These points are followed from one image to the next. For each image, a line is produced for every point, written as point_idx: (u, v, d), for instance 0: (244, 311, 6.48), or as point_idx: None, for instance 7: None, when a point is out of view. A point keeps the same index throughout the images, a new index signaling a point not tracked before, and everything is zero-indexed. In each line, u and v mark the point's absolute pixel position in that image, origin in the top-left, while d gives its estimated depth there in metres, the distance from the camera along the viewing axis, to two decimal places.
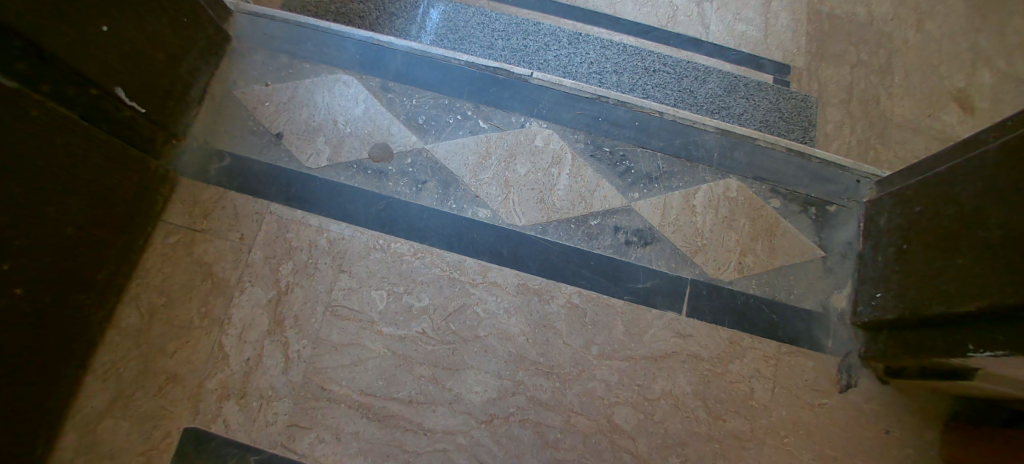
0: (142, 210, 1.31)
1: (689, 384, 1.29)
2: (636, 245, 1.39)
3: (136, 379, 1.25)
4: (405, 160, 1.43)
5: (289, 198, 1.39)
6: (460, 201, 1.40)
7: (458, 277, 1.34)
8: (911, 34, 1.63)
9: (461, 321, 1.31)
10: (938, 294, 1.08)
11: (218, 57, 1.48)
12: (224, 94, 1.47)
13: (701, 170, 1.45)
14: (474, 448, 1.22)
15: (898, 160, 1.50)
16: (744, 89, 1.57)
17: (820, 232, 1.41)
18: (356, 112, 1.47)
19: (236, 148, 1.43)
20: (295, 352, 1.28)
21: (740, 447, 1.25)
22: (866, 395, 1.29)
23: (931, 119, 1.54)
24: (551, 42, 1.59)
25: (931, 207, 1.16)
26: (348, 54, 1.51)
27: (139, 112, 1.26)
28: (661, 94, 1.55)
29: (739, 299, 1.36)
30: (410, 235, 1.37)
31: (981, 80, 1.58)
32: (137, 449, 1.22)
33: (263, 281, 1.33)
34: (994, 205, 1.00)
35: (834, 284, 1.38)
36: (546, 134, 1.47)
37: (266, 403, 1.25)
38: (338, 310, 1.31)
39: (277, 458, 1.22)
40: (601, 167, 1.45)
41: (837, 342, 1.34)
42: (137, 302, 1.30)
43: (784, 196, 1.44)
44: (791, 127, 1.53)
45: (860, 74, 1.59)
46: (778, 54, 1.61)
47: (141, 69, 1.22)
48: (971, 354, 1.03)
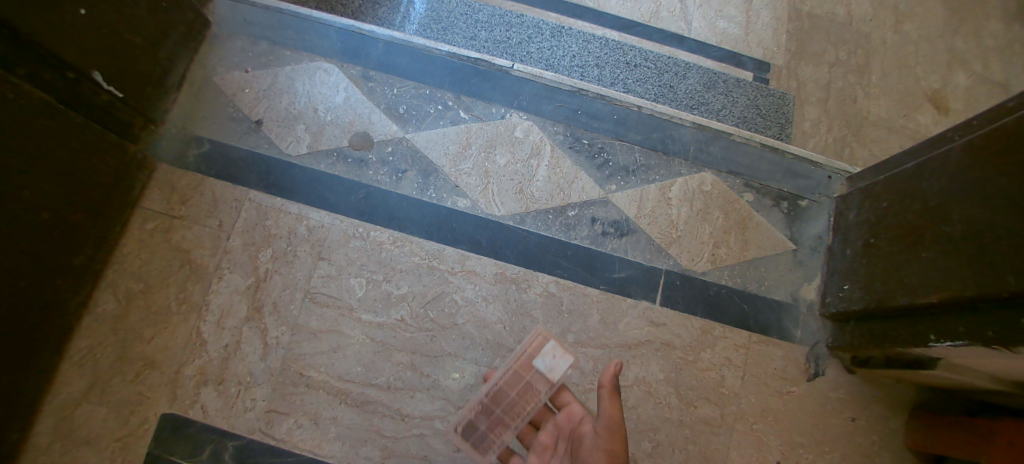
0: (119, 196, 1.30)
1: (661, 372, 1.32)
2: (612, 236, 1.41)
3: (113, 365, 1.25)
4: (386, 149, 1.44)
5: (268, 185, 1.39)
6: (440, 190, 1.41)
7: (437, 266, 1.35)
8: (889, 35, 1.67)
9: (439, 308, 1.33)
10: (901, 287, 1.13)
11: (197, 43, 1.46)
12: (204, 79, 1.46)
13: (677, 164, 1.49)
14: (452, 433, 1.24)
15: (871, 158, 1.55)
16: (723, 86, 1.60)
17: (791, 226, 1.46)
18: (337, 100, 1.47)
19: (214, 134, 1.42)
20: (273, 338, 1.29)
21: (710, 433, 1.29)
22: (833, 384, 1.34)
23: (906, 118, 1.59)
24: (533, 35, 1.60)
25: (897, 203, 1.20)
26: (330, 42, 1.51)
27: (116, 97, 1.24)
28: (641, 88, 1.58)
29: (712, 290, 1.40)
30: (389, 223, 1.38)
31: (954, 82, 1.63)
32: (113, 435, 1.22)
33: (242, 268, 1.33)
34: (955, 201, 1.04)
35: (804, 276, 1.42)
36: (525, 125, 1.48)
37: (244, 389, 1.26)
38: (317, 297, 1.32)
39: (255, 444, 1.23)
40: (579, 159, 1.47)
41: (806, 332, 1.38)
42: (114, 287, 1.30)
43: (756, 190, 1.48)
44: (768, 124, 1.56)
45: (837, 73, 1.63)
46: (758, 52, 1.65)
47: (118, 53, 1.21)
48: (932, 344, 1.07)
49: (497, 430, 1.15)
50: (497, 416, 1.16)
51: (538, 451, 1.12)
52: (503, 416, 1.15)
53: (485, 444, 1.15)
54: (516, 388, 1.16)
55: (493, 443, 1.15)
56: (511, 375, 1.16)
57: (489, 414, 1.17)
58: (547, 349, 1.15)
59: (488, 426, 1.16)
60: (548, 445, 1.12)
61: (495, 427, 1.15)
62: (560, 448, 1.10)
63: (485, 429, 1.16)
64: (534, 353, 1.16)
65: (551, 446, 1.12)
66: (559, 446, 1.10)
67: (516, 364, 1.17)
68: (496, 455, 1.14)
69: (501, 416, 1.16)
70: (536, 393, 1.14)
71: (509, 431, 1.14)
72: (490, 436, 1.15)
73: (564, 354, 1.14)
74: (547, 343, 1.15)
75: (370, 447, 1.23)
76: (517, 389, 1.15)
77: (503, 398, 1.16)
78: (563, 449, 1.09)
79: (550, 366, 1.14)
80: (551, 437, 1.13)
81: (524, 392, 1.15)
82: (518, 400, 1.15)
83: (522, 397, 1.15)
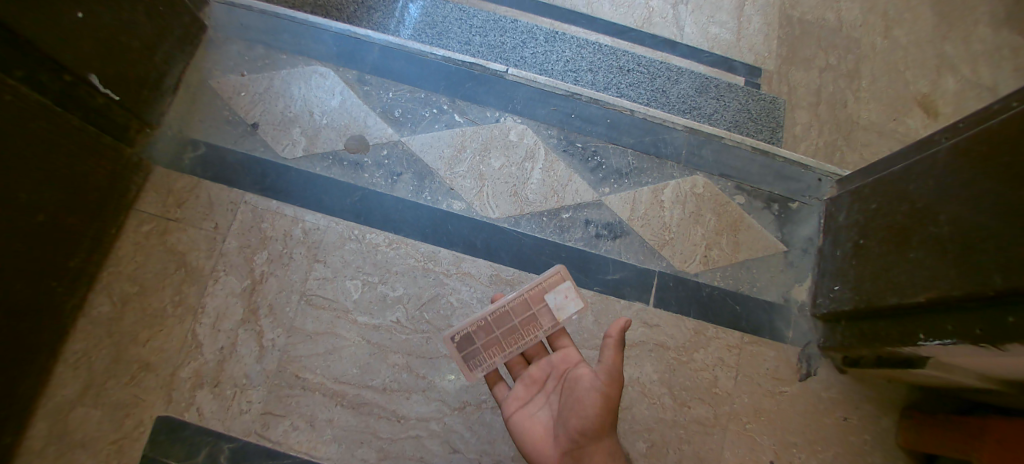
0: (115, 199, 1.31)
1: (655, 372, 1.34)
2: (606, 238, 1.43)
3: (108, 368, 1.25)
4: (381, 152, 1.45)
5: (264, 188, 1.40)
6: (435, 193, 1.43)
7: (432, 268, 1.36)
8: (878, 41, 1.70)
9: (435, 310, 1.33)
10: (890, 287, 1.14)
11: (193, 47, 1.47)
12: (200, 83, 1.47)
13: (670, 167, 1.51)
14: (447, 434, 1.25)
15: (861, 161, 1.58)
16: (715, 90, 1.63)
17: (782, 228, 1.48)
18: (333, 104, 1.48)
19: (210, 138, 1.43)
20: (269, 340, 1.29)
21: (703, 433, 1.31)
22: (825, 384, 1.36)
23: (895, 122, 1.62)
24: (527, 40, 1.62)
25: (886, 205, 1.22)
26: (326, 46, 1.52)
27: (113, 100, 1.25)
28: (634, 93, 1.60)
29: (705, 291, 1.41)
30: (385, 226, 1.39)
31: (943, 86, 1.66)
32: (108, 438, 1.21)
33: (237, 270, 1.34)
34: (941, 202, 1.06)
35: (795, 277, 1.44)
36: (520, 129, 1.50)
37: (240, 392, 1.26)
38: (313, 299, 1.33)
39: (251, 446, 1.23)
40: (573, 162, 1.49)
41: (797, 333, 1.40)
42: (109, 290, 1.30)
43: (748, 192, 1.50)
44: (759, 128, 1.59)
45: (827, 78, 1.65)
46: (749, 57, 1.67)
47: (115, 56, 1.22)
48: (921, 343, 1.09)
49: (491, 351, 1.11)
50: (494, 338, 1.11)
51: (525, 382, 1.08)
52: (501, 339, 1.11)
53: (474, 362, 1.11)
54: (521, 315, 1.11)
55: (484, 363, 1.11)
56: (520, 301, 1.11)
57: (487, 334, 1.11)
58: (561, 287, 1.11)
59: (483, 345, 1.11)
60: (537, 379, 1.07)
61: (490, 347, 1.11)
62: (549, 385, 1.05)
63: (480, 347, 1.11)
64: (548, 287, 1.11)
65: (540, 381, 1.07)
66: (548, 383, 1.06)
67: (527, 294, 1.12)
68: (483, 373, 1.10)
69: (500, 339, 1.11)
70: (538, 325, 1.11)
71: (502, 355, 1.10)
72: (482, 357, 1.11)
73: (577, 298, 1.11)
74: (563, 282, 1.11)
75: (366, 448, 1.24)
76: (522, 317, 1.11)
77: (506, 322, 1.11)
78: (553, 387, 1.04)
79: (559, 304, 1.11)
80: (543, 373, 1.07)
81: (528, 321, 1.11)
82: (520, 329, 1.11)
83: (525, 326, 1.11)
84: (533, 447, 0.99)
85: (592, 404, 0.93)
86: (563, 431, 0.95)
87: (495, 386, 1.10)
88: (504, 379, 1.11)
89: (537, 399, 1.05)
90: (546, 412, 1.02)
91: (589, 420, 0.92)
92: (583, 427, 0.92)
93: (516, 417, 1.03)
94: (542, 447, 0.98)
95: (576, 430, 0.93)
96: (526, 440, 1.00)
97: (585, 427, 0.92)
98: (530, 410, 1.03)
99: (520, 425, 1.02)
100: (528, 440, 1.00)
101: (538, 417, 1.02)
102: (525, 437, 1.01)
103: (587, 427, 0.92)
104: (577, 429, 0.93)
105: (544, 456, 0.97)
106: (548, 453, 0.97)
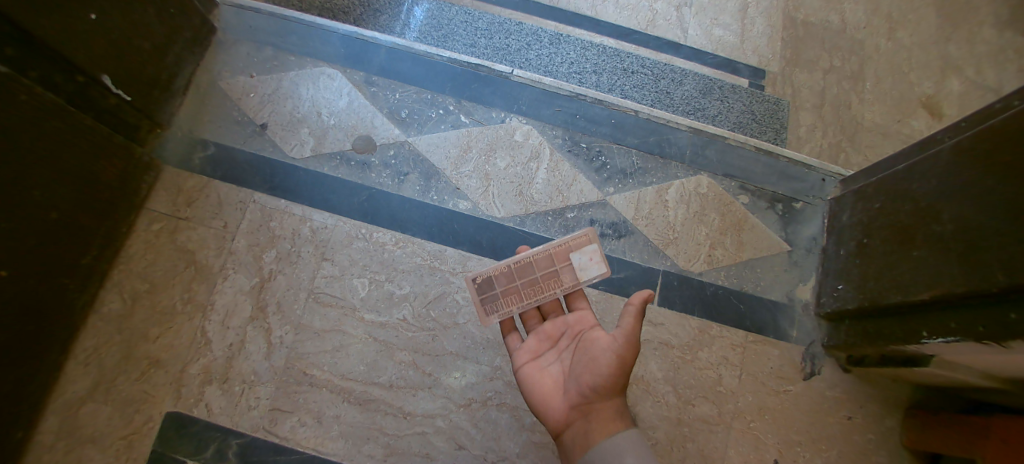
0: (126, 198, 1.33)
1: (660, 370, 1.34)
2: (610, 237, 1.44)
3: (119, 364, 1.27)
4: (388, 152, 1.47)
5: (272, 188, 1.42)
6: (441, 192, 1.44)
7: (438, 266, 1.38)
8: (882, 42, 1.71)
9: (441, 308, 1.35)
10: (893, 286, 1.15)
11: (203, 49, 1.50)
12: (209, 84, 1.49)
13: (674, 167, 1.52)
14: (453, 431, 1.26)
15: (866, 162, 1.58)
16: (719, 92, 1.64)
17: (786, 228, 1.48)
18: (341, 105, 1.50)
19: (219, 138, 1.45)
20: (277, 337, 1.31)
21: (707, 431, 1.31)
22: (829, 383, 1.36)
23: (900, 124, 1.62)
24: (532, 42, 1.63)
25: (889, 204, 1.22)
26: (334, 48, 1.54)
27: (125, 100, 1.28)
28: (638, 94, 1.61)
29: (709, 290, 1.42)
30: (392, 224, 1.41)
31: (947, 88, 1.66)
32: (118, 433, 1.23)
33: (246, 268, 1.36)
34: (943, 201, 1.07)
35: (799, 277, 1.45)
36: (525, 129, 1.51)
37: (248, 388, 1.27)
38: (321, 297, 1.35)
39: (259, 442, 1.24)
40: (578, 162, 1.50)
41: (801, 332, 1.41)
42: (120, 288, 1.32)
43: (752, 192, 1.51)
44: (763, 129, 1.60)
45: (832, 79, 1.66)
46: (753, 59, 1.68)
47: (126, 57, 1.25)
48: (925, 341, 1.09)
49: (509, 298, 1.13)
50: (514, 286, 1.13)
51: (540, 337, 1.10)
52: (521, 288, 1.13)
53: (491, 305, 1.14)
54: (543, 269, 1.12)
55: (501, 308, 1.13)
56: (545, 256, 1.12)
57: (508, 282, 1.13)
58: (587, 249, 1.11)
59: (502, 291, 1.13)
60: (551, 336, 1.09)
61: (508, 295, 1.13)
62: (562, 343, 1.07)
63: (499, 293, 1.13)
64: (574, 247, 1.12)
65: (554, 338, 1.09)
66: (562, 340, 1.07)
67: (552, 250, 1.12)
68: (499, 318, 1.14)
69: (520, 289, 1.13)
70: (558, 281, 1.12)
71: (519, 304, 1.12)
72: (500, 302, 1.13)
73: (600, 262, 1.11)
74: (590, 244, 1.11)
75: (373, 445, 1.25)
76: (544, 271, 1.12)
77: (528, 274, 1.12)
78: (566, 345, 1.06)
79: (582, 266, 1.12)
80: (558, 331, 1.09)
81: (549, 276, 1.12)
82: (540, 282, 1.12)
83: (545, 280, 1.12)
84: (541, 398, 1.01)
85: (606, 363, 0.95)
86: (573, 386, 0.97)
87: (510, 335, 1.14)
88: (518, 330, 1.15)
89: (550, 355, 1.07)
90: (557, 367, 1.04)
91: (600, 377, 0.94)
92: (594, 383, 0.94)
93: (527, 368, 1.06)
94: (550, 398, 1.00)
95: (587, 386, 0.95)
96: (535, 390, 1.03)
97: (596, 384, 0.94)
98: (541, 364, 1.06)
99: (530, 376, 1.04)
100: (537, 391, 1.02)
101: (549, 370, 1.04)
102: (534, 387, 1.03)
103: (599, 384, 0.94)
104: (588, 385, 0.95)
105: (551, 407, 1.00)
106: (556, 404, 0.99)
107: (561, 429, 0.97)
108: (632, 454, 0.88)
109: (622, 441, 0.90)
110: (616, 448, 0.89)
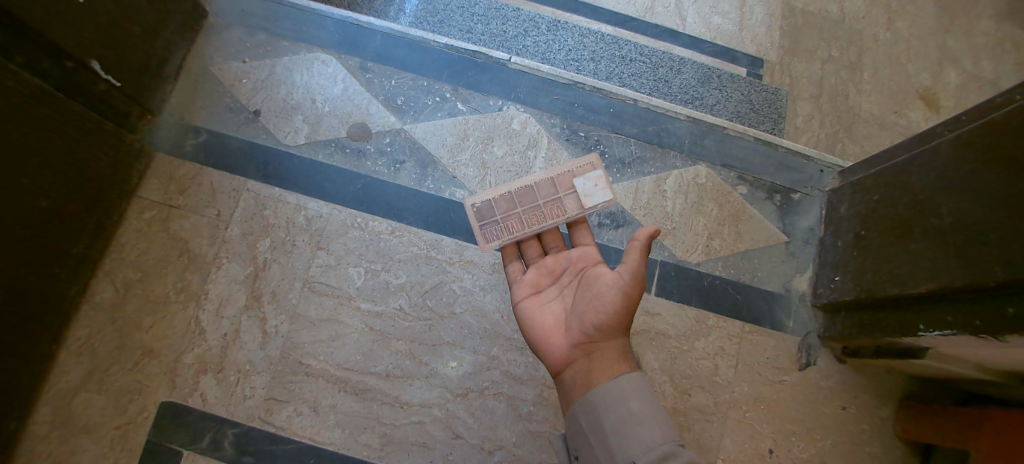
0: (117, 186, 1.31)
1: (656, 360, 1.35)
2: (608, 227, 1.43)
3: (112, 354, 1.26)
4: (384, 140, 1.45)
5: (266, 176, 1.40)
6: (438, 181, 1.43)
7: (434, 256, 1.37)
8: (881, 33, 1.69)
9: (438, 297, 1.34)
10: (891, 278, 1.14)
11: (194, 33, 1.47)
12: (202, 69, 1.46)
13: (672, 157, 1.51)
14: (450, 420, 1.26)
15: (863, 153, 1.58)
16: (717, 81, 1.62)
17: (784, 219, 1.48)
18: (335, 91, 1.48)
19: (212, 124, 1.42)
20: (272, 327, 1.30)
21: (703, 420, 1.32)
22: (824, 373, 1.37)
23: (897, 114, 1.61)
24: (529, 28, 1.61)
25: (887, 195, 1.21)
26: (328, 33, 1.51)
27: (114, 86, 1.25)
28: (636, 82, 1.60)
29: (706, 281, 1.42)
30: (388, 214, 1.39)
31: (945, 79, 1.65)
32: (113, 423, 1.22)
33: (240, 257, 1.34)
34: (942, 192, 1.05)
35: (796, 268, 1.45)
36: (523, 118, 1.50)
37: (243, 378, 1.27)
38: (316, 286, 1.33)
39: (255, 431, 1.24)
40: (576, 151, 1.49)
41: (797, 323, 1.41)
42: (112, 277, 1.30)
43: (750, 183, 1.51)
44: (761, 119, 1.59)
45: (830, 69, 1.65)
46: (752, 48, 1.67)
47: (115, 42, 1.22)
48: (920, 333, 1.09)
49: (510, 225, 1.11)
50: (515, 212, 1.11)
51: (541, 271, 1.09)
52: (522, 215, 1.11)
53: (491, 231, 1.11)
54: (547, 195, 1.11)
55: (502, 235, 1.11)
56: (548, 181, 1.11)
57: (509, 207, 1.11)
58: (592, 176, 1.10)
59: (503, 218, 1.11)
60: (553, 271, 1.09)
61: (509, 221, 1.11)
62: (564, 279, 1.07)
63: (500, 219, 1.11)
64: (578, 173, 1.11)
65: (556, 273, 1.08)
66: (565, 277, 1.07)
67: (556, 176, 1.11)
68: (498, 245, 1.11)
69: (521, 215, 1.11)
70: (562, 209, 1.10)
71: (520, 230, 1.10)
72: (500, 229, 1.11)
73: (606, 189, 1.10)
74: (595, 171, 1.10)
75: (369, 435, 1.25)
76: (546, 198, 1.11)
77: (530, 200, 1.11)
78: (568, 281, 1.06)
79: (587, 192, 1.10)
80: (560, 266, 1.08)
81: (552, 203, 1.10)
82: (543, 209, 1.10)
83: (548, 207, 1.10)
84: (542, 334, 1.01)
85: (611, 300, 0.95)
86: (576, 323, 0.97)
87: (510, 264, 1.12)
88: (519, 260, 1.13)
89: (550, 291, 1.07)
90: (558, 304, 1.04)
91: (605, 315, 0.95)
92: (599, 321, 0.95)
93: (527, 303, 1.05)
94: (551, 335, 1.00)
95: (590, 324, 0.95)
96: (535, 326, 1.02)
97: (600, 322, 0.95)
98: (542, 300, 1.06)
99: (530, 312, 1.04)
100: (537, 327, 1.02)
101: (550, 306, 1.04)
102: (534, 323, 1.03)
103: (604, 322, 0.95)
104: (592, 322, 0.95)
105: (551, 344, 0.99)
106: (556, 341, 0.99)
107: (561, 367, 0.97)
108: (634, 398, 0.86)
109: (626, 383, 0.87)
110: (619, 391, 0.86)
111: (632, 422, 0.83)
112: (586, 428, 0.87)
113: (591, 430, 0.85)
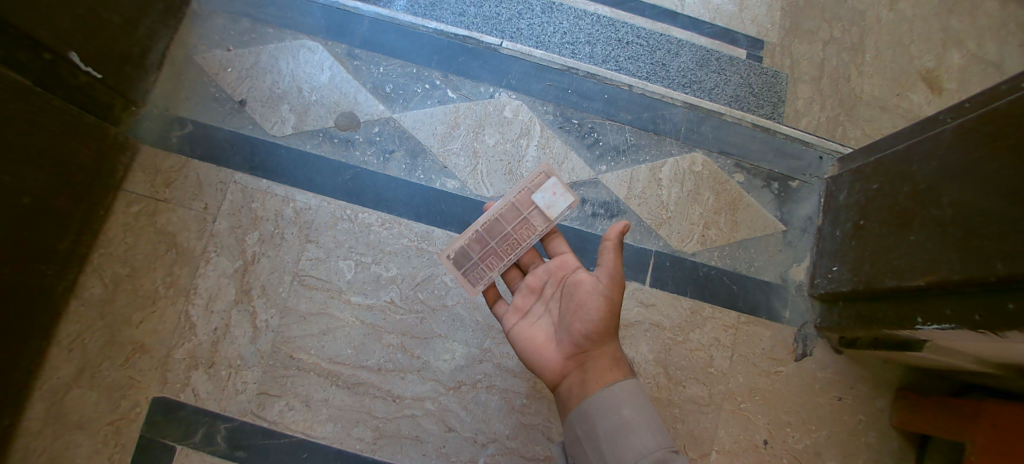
0: (102, 180, 1.28)
1: (651, 352, 1.34)
2: (602, 217, 1.41)
3: (103, 350, 1.25)
4: (373, 129, 1.41)
5: (253, 167, 1.37)
6: (428, 172, 1.40)
7: (426, 248, 1.35)
8: (884, 13, 1.64)
9: (429, 290, 1.32)
10: (890, 269, 1.12)
11: (177, 20, 1.43)
12: (185, 58, 1.42)
13: (668, 144, 1.48)
14: (443, 413, 1.25)
15: (864, 137, 1.54)
16: (716, 64, 1.58)
17: (781, 207, 1.46)
18: (322, 79, 1.44)
19: (196, 115, 1.39)
20: (262, 321, 1.29)
21: (698, 411, 1.31)
22: (821, 364, 1.36)
23: (899, 97, 1.58)
24: (523, 11, 1.54)
25: (888, 185, 1.18)
26: (314, 19, 1.47)
27: (95, 78, 1.22)
28: (633, 66, 1.54)
29: (701, 271, 1.41)
30: (377, 205, 1.37)
31: (949, 61, 1.61)
32: (105, 419, 1.22)
33: (228, 251, 1.32)
34: (944, 182, 1.03)
35: (793, 257, 1.43)
36: (515, 105, 1.46)
37: (234, 372, 1.26)
38: (305, 280, 1.32)
39: (247, 426, 1.23)
40: (569, 138, 1.46)
41: (794, 313, 1.40)
42: (100, 273, 1.28)
43: (748, 170, 1.48)
44: (760, 103, 1.54)
45: (832, 51, 1.60)
46: (752, 29, 1.62)
47: (95, 33, 1.19)
48: (920, 327, 1.07)
49: (489, 262, 1.08)
50: (490, 248, 1.08)
51: (524, 293, 1.07)
52: (497, 249, 1.08)
53: (474, 276, 1.09)
54: (512, 222, 1.07)
55: (483, 277, 1.09)
56: (508, 208, 1.07)
57: (483, 246, 1.08)
58: (548, 185, 1.06)
59: (480, 258, 1.09)
60: (535, 287, 1.07)
61: (487, 259, 1.08)
62: (548, 292, 1.05)
63: (477, 260, 1.09)
64: (534, 188, 1.07)
65: (538, 289, 1.07)
66: (547, 290, 1.05)
67: (514, 198, 1.08)
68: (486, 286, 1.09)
69: (496, 248, 1.08)
70: (531, 228, 1.07)
71: (501, 265, 1.08)
72: (481, 270, 1.09)
73: (566, 194, 1.06)
74: (549, 179, 1.06)
75: (362, 428, 1.24)
76: (513, 224, 1.07)
77: (499, 231, 1.08)
78: (552, 293, 1.04)
79: (549, 203, 1.06)
80: (541, 281, 1.07)
81: (520, 226, 1.07)
82: (514, 236, 1.07)
83: (518, 231, 1.07)
84: (534, 353, 0.99)
85: (595, 306, 0.93)
86: (565, 336, 0.95)
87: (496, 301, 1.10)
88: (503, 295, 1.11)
89: (537, 308, 1.05)
90: (546, 320, 1.02)
91: (591, 322, 0.93)
92: (586, 330, 0.93)
93: (516, 326, 1.04)
94: (544, 352, 0.98)
95: (579, 334, 0.93)
96: (527, 346, 1.01)
97: (588, 330, 0.93)
98: (530, 319, 1.04)
99: (520, 333, 1.02)
100: (529, 347, 1.00)
101: (538, 324, 1.02)
102: (525, 344, 1.01)
103: (590, 330, 0.93)
104: (580, 332, 0.93)
105: (545, 361, 0.97)
106: (550, 357, 0.97)
107: (558, 382, 0.95)
108: (627, 404, 0.85)
109: (618, 390, 0.86)
110: (613, 399, 0.86)
111: (625, 429, 0.82)
112: (582, 436, 0.87)
113: (587, 439, 0.85)
